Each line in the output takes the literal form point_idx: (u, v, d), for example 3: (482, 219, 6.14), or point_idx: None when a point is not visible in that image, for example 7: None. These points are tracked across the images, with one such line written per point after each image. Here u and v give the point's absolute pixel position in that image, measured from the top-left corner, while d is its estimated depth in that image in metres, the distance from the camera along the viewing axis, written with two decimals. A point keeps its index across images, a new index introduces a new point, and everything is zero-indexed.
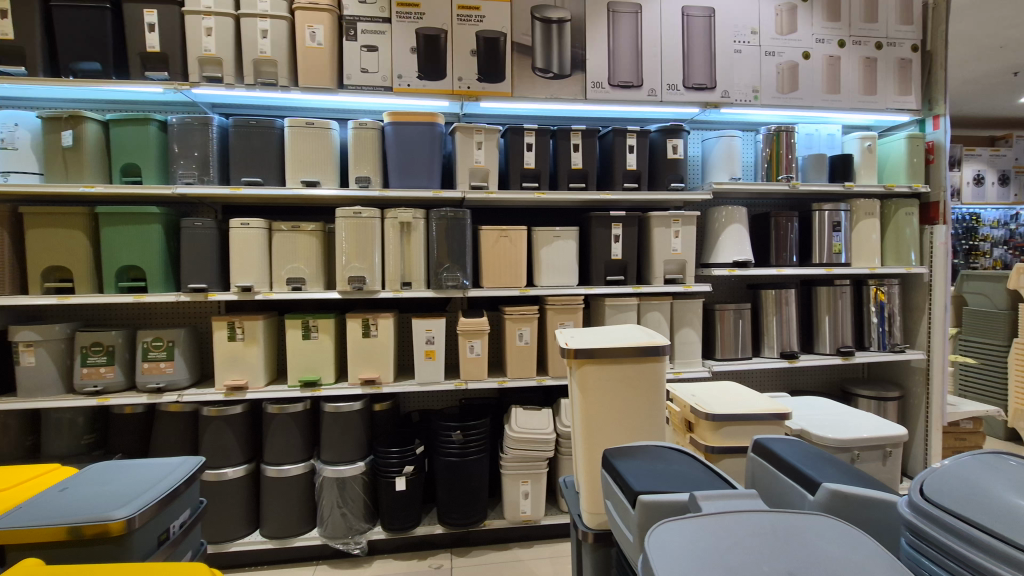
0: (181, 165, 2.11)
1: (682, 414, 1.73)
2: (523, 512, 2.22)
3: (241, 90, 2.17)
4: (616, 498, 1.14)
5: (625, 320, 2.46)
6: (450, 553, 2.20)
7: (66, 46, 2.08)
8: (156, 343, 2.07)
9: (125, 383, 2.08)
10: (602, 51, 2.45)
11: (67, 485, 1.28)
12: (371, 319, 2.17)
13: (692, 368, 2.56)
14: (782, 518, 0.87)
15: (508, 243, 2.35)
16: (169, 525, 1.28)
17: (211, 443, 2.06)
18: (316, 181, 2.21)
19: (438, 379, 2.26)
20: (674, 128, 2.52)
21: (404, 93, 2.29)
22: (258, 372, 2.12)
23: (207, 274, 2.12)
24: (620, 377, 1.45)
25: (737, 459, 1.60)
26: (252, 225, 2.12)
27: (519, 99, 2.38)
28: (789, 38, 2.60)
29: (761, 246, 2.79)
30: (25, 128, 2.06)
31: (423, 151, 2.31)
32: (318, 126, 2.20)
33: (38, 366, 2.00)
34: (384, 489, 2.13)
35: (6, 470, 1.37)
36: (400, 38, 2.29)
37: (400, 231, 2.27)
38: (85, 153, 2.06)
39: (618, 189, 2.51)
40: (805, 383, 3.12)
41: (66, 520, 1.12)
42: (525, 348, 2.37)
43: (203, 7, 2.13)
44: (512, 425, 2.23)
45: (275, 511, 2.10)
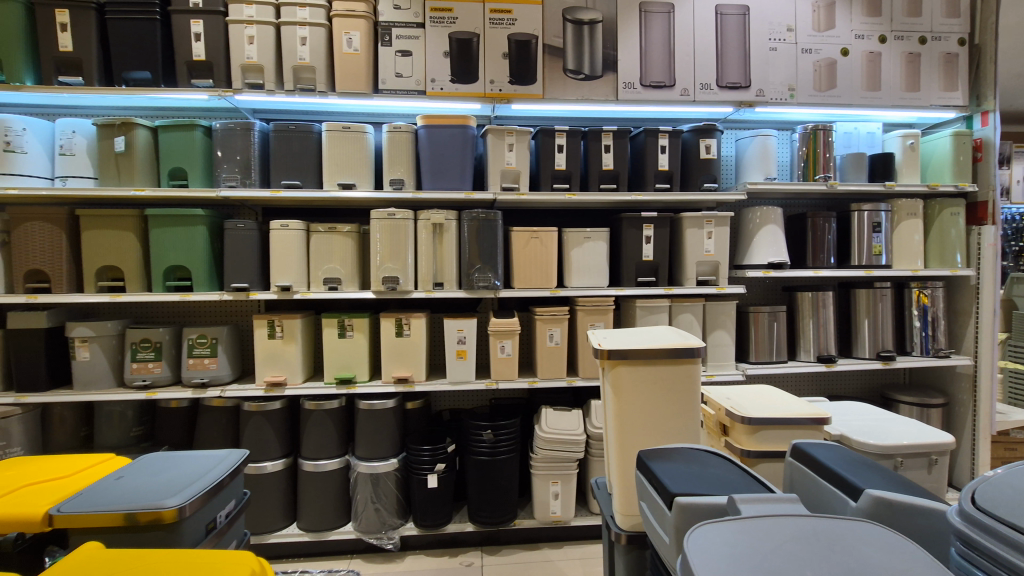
0: (224, 168, 2.19)
1: (717, 417, 1.71)
2: (553, 513, 2.23)
3: (281, 96, 2.24)
4: (652, 500, 1.14)
5: (656, 322, 2.44)
6: (480, 551, 2.22)
7: (119, 55, 2.18)
8: (200, 340, 2.15)
9: (171, 377, 2.17)
10: (634, 51, 2.44)
11: (123, 473, 1.34)
12: (404, 318, 2.21)
13: (725, 371, 2.52)
14: (824, 523, 0.85)
15: (539, 244, 2.37)
16: (216, 515, 1.33)
17: (252, 437, 2.13)
18: (352, 183, 2.27)
19: (469, 379, 2.28)
20: (707, 128, 2.49)
21: (438, 97, 2.33)
22: (296, 369, 2.18)
23: (248, 275, 2.19)
24: (654, 379, 1.44)
25: (775, 464, 1.58)
26: (291, 227, 2.19)
27: (550, 101, 2.39)
28: (827, 35, 2.54)
29: (797, 248, 2.73)
30: (82, 134, 2.16)
31: (456, 153, 2.34)
32: (354, 130, 2.26)
33: (92, 360, 2.11)
34: (417, 485, 2.17)
35: (63, 459, 1.44)
36: (433, 43, 2.33)
37: (433, 232, 2.31)
38: (136, 158, 2.16)
39: (650, 189, 2.50)
40: (843, 388, 3.03)
41: (122, 506, 1.17)
42: (555, 349, 2.37)
43: (245, 16, 2.21)
44: (542, 426, 2.24)
45: (311, 505, 2.16)
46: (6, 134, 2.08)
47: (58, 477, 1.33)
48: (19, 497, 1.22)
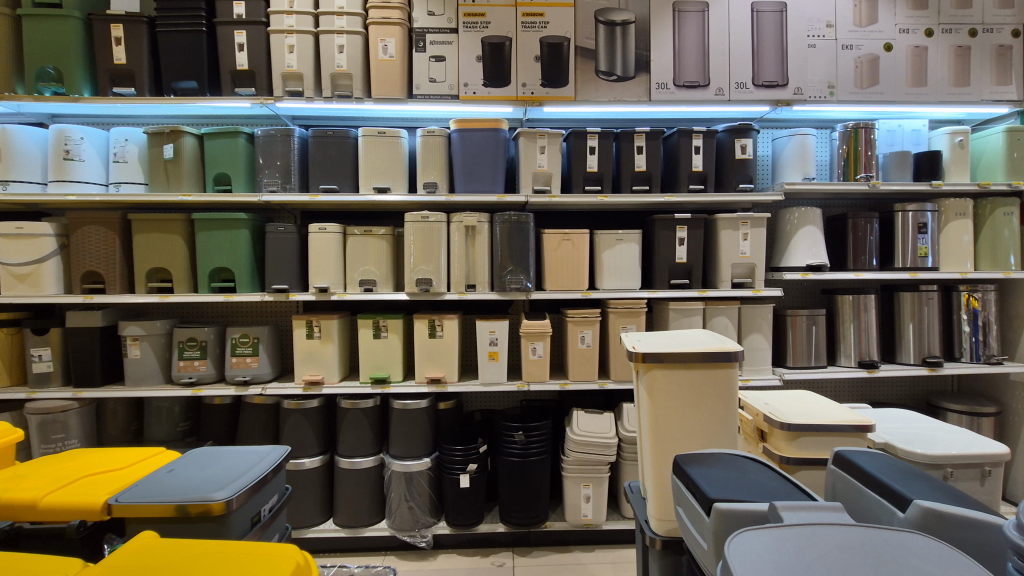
0: (266, 174, 2.27)
1: (754, 422, 1.68)
2: (584, 516, 2.22)
3: (320, 103, 2.30)
4: (689, 505, 1.13)
5: (689, 325, 2.41)
6: (511, 552, 2.22)
7: (169, 67, 2.29)
8: (243, 339, 2.22)
9: (216, 375, 2.26)
10: (667, 51, 2.42)
11: (174, 467, 1.41)
12: (437, 319, 2.25)
13: (761, 376, 2.46)
14: (870, 534, 0.83)
15: (571, 246, 2.37)
16: (260, 509, 1.38)
17: (291, 434, 2.20)
18: (386, 187, 2.31)
19: (501, 380, 2.30)
20: (742, 128, 2.45)
21: (470, 101, 2.36)
22: (333, 368, 2.24)
23: (288, 276, 2.26)
24: (690, 383, 1.42)
25: (815, 472, 1.54)
26: (329, 231, 2.25)
27: (582, 103, 2.39)
28: (869, 30, 2.46)
29: (836, 249, 2.66)
30: (134, 142, 2.26)
31: (488, 156, 2.36)
32: (389, 134, 2.30)
33: (142, 358, 2.21)
34: (449, 485, 2.20)
35: (118, 452, 1.51)
36: (466, 48, 2.36)
37: (465, 234, 2.33)
38: (183, 164, 2.25)
39: (684, 190, 2.47)
40: (885, 395, 2.93)
41: (174, 498, 1.23)
42: (587, 351, 2.37)
43: (286, 26, 2.28)
44: (574, 428, 2.23)
45: (347, 502, 2.21)
46: (65, 143, 2.20)
47: (115, 469, 1.40)
48: (80, 487, 1.29)
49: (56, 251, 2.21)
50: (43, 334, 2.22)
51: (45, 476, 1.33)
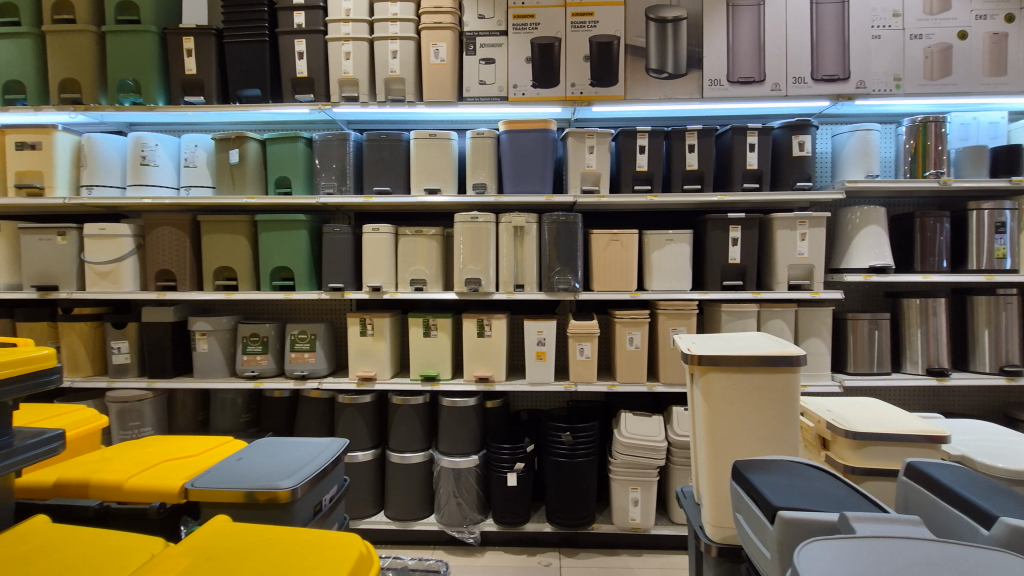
0: (324, 177, 2.36)
1: (816, 430, 1.62)
2: (632, 519, 2.19)
3: (374, 107, 2.37)
4: (750, 512, 1.10)
5: (743, 327, 2.34)
6: (558, 552, 2.23)
7: (235, 76, 2.41)
8: (301, 335, 2.32)
9: (276, 369, 2.37)
10: (721, 47, 2.36)
11: (242, 455, 1.48)
12: (485, 319, 2.27)
13: (820, 382, 2.37)
14: (952, 549, 0.79)
15: (619, 247, 2.34)
16: (321, 499, 1.44)
17: (345, 427, 2.27)
18: (437, 188, 2.36)
19: (548, 380, 2.30)
20: (800, 124, 2.36)
21: (520, 102, 2.37)
22: (384, 364, 2.30)
23: (343, 275, 2.35)
24: (748, 388, 1.38)
25: (883, 483, 1.47)
26: (382, 231, 2.32)
27: (632, 102, 2.36)
28: (941, 17, 2.32)
29: (901, 250, 2.52)
30: (203, 148, 2.39)
31: (537, 157, 2.37)
32: (440, 137, 2.35)
33: (209, 352, 2.33)
34: (497, 483, 2.22)
35: (190, 440, 1.60)
36: (516, 49, 2.37)
37: (514, 235, 2.35)
38: (248, 168, 2.36)
39: (738, 189, 2.40)
40: (955, 405, 2.76)
41: (243, 485, 1.29)
42: (635, 353, 2.34)
43: (343, 34, 2.36)
44: (621, 430, 2.21)
45: (398, 496, 2.27)
46: (142, 150, 2.34)
47: (189, 456, 1.48)
48: (159, 471, 1.38)
49: (133, 251, 2.36)
50: (122, 328, 2.38)
51: (128, 460, 1.43)
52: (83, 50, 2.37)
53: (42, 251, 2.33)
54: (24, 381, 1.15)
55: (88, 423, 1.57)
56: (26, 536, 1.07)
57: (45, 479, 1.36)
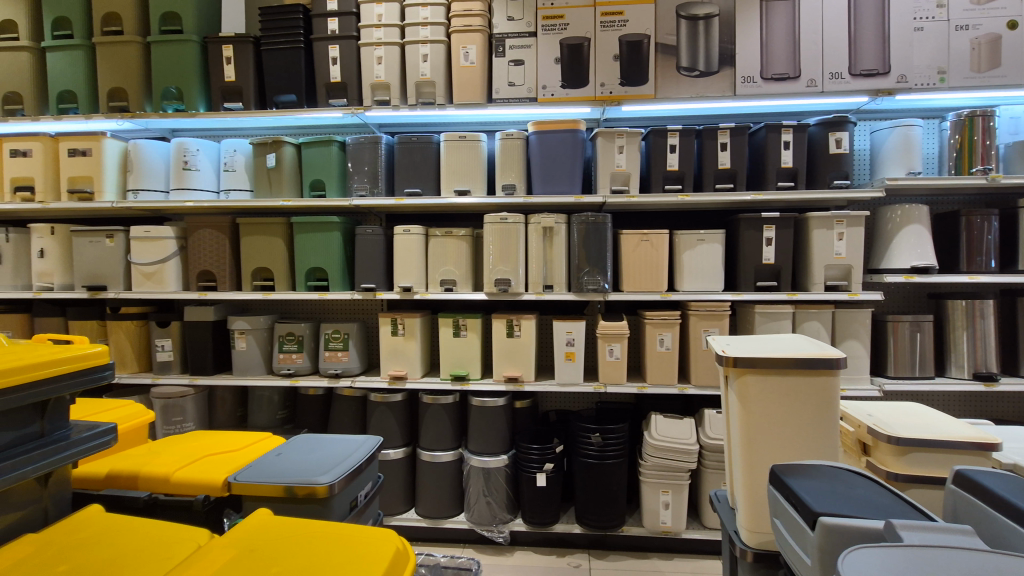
0: (357, 179, 2.40)
1: (857, 434, 1.57)
2: (663, 523, 2.17)
3: (405, 110, 2.41)
4: (789, 517, 1.07)
5: (778, 329, 2.29)
6: (587, 554, 2.22)
7: (272, 82, 2.48)
8: (335, 335, 2.37)
9: (311, 367, 2.43)
10: (754, 44, 2.31)
11: (281, 451, 1.52)
12: (514, 319, 2.28)
13: (858, 386, 2.30)
14: (1006, 562, 0.76)
15: (649, 247, 2.32)
16: (357, 495, 1.47)
17: (377, 425, 2.32)
18: (466, 190, 2.38)
19: (578, 381, 2.30)
20: (838, 121, 2.30)
21: (549, 103, 2.37)
22: (415, 363, 2.33)
23: (375, 276, 2.39)
24: (786, 391, 1.35)
25: (929, 491, 1.42)
26: (412, 232, 2.35)
27: (662, 101, 2.34)
28: (989, 7, 2.23)
29: (945, 250, 2.43)
30: (241, 152, 2.47)
31: (566, 157, 2.37)
32: (469, 139, 2.37)
33: (248, 350, 2.41)
34: (526, 483, 2.23)
35: (231, 435, 1.65)
36: (545, 50, 2.38)
37: (543, 235, 2.35)
38: (284, 171, 2.42)
39: (772, 188, 2.36)
40: (1003, 411, 2.64)
41: (283, 480, 1.33)
42: (666, 354, 2.31)
43: (375, 39, 2.40)
44: (652, 433, 2.19)
45: (429, 494, 2.29)
46: (184, 155, 2.43)
47: (230, 451, 1.53)
48: (203, 465, 1.42)
49: (176, 252, 2.45)
50: (166, 326, 2.47)
51: (173, 454, 1.48)
52: (130, 60, 2.47)
53: (91, 252, 2.44)
54: (78, 376, 1.21)
55: (135, 418, 1.63)
56: (81, 525, 1.12)
57: (98, 471, 1.42)
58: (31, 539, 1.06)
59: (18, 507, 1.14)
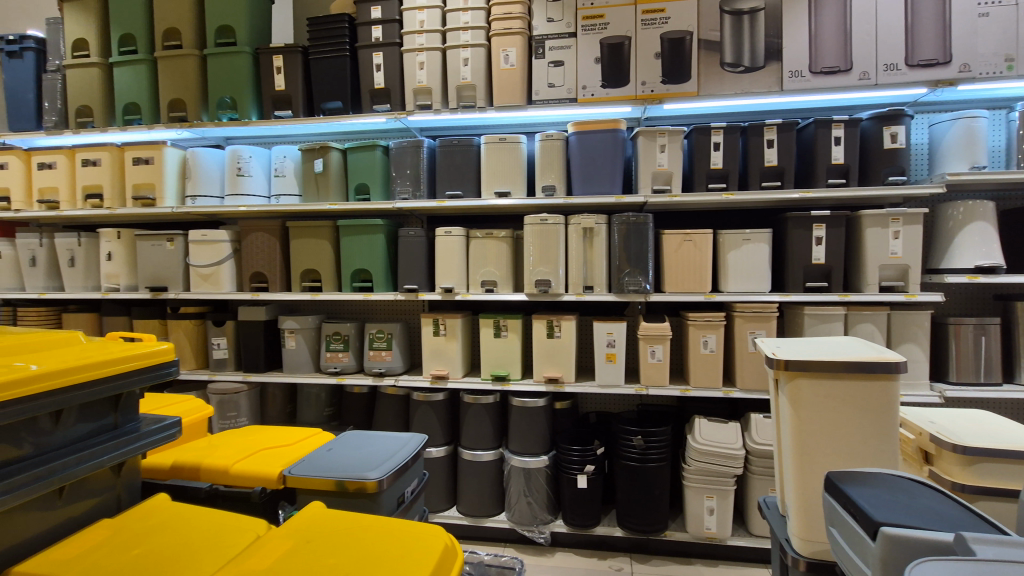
0: (399, 183, 2.46)
1: (918, 442, 1.50)
2: (707, 529, 2.13)
3: (446, 114, 2.45)
4: (844, 524, 1.02)
5: (829, 331, 2.21)
6: (629, 557, 2.20)
7: (319, 90, 2.56)
8: (379, 335, 2.43)
9: (356, 365, 2.49)
10: (803, 37, 2.24)
11: (331, 447, 1.57)
12: (555, 320, 2.28)
13: (916, 391, 2.19)
14: None
15: (692, 247, 2.28)
16: (404, 491, 1.50)
17: (420, 423, 2.36)
18: (506, 191, 2.40)
19: (619, 383, 2.27)
20: (893, 114, 2.20)
21: (589, 103, 2.37)
22: (456, 363, 2.36)
23: (417, 276, 2.44)
24: (841, 396, 1.30)
25: (999, 504, 1.34)
26: (453, 234, 2.39)
27: (706, 98, 2.29)
28: None
29: (1014, 248, 2.29)
30: (291, 158, 2.56)
31: (607, 157, 2.35)
32: (510, 141, 2.38)
33: (297, 348, 2.50)
34: (567, 484, 2.22)
35: (283, 431, 1.72)
36: (585, 50, 2.37)
37: (584, 236, 2.34)
38: (331, 176, 2.50)
39: (822, 186, 2.27)
40: None
41: (335, 475, 1.37)
42: (710, 357, 2.26)
43: (417, 45, 2.45)
44: (694, 436, 2.16)
45: (470, 492, 2.32)
46: (238, 162, 2.53)
47: (284, 445, 1.59)
48: (259, 459, 1.49)
49: (230, 255, 2.56)
50: (221, 325, 2.59)
51: (232, 447, 1.55)
52: (188, 72, 2.60)
53: (153, 255, 2.58)
54: (146, 372, 1.28)
55: (195, 412, 1.71)
56: (148, 513, 1.19)
57: (164, 462, 1.50)
58: (105, 525, 1.13)
59: (95, 494, 1.22)
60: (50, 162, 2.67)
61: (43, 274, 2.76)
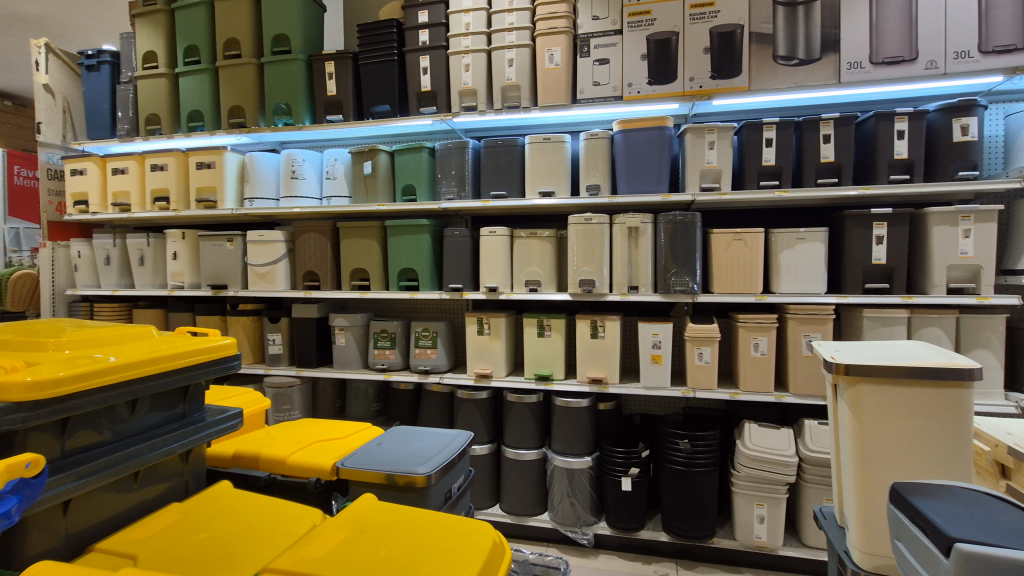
0: (445, 183, 2.49)
1: (993, 454, 1.41)
2: (757, 537, 2.06)
3: (491, 115, 2.47)
4: (911, 537, 0.97)
5: (890, 335, 2.11)
6: (674, 563, 2.16)
7: (369, 94, 2.64)
8: (424, 333, 2.48)
9: (402, 363, 2.55)
10: (862, 26, 2.14)
11: (382, 441, 1.62)
12: (599, 320, 2.26)
13: (989, 401, 2.06)
14: None
15: (743, 247, 2.21)
16: (451, 487, 1.53)
17: (464, 420, 2.39)
18: (551, 191, 2.39)
19: (664, 386, 2.23)
20: (963, 105, 2.06)
21: (635, 101, 2.33)
22: (500, 362, 2.38)
23: (462, 276, 2.47)
24: (904, 403, 1.24)
25: None
26: (498, 234, 2.41)
27: (757, 93, 2.22)
28: None
29: None
30: (341, 161, 2.64)
31: (653, 155, 2.31)
32: (554, 140, 2.38)
33: (347, 345, 2.58)
34: (611, 486, 2.20)
35: (336, 424, 1.77)
36: (631, 47, 2.34)
37: (629, 235, 2.31)
38: (379, 178, 2.57)
39: (883, 182, 2.16)
40: None
41: (385, 468, 1.40)
42: (761, 360, 2.19)
43: (463, 46, 2.48)
44: (745, 442, 2.09)
45: (513, 490, 2.34)
46: (292, 165, 2.64)
47: (336, 439, 1.65)
48: (313, 451, 1.54)
49: (285, 254, 2.67)
50: (276, 322, 2.71)
51: (288, 439, 1.61)
52: (247, 79, 2.73)
53: (214, 254, 2.72)
54: (211, 365, 1.35)
55: (254, 404, 1.79)
56: (213, 499, 1.25)
57: (226, 451, 1.58)
58: (174, 509, 1.20)
59: (165, 479, 1.29)
60: (122, 167, 2.86)
61: (116, 272, 2.96)
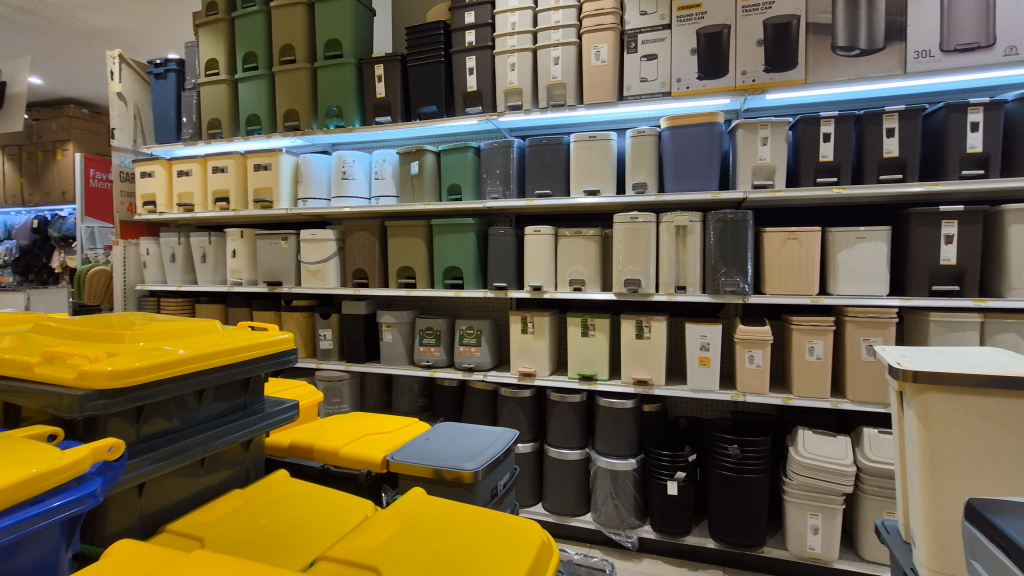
0: (490, 183, 2.51)
1: None
2: (811, 548, 1.99)
3: (536, 113, 2.47)
4: (989, 557, 0.91)
5: (960, 340, 1.98)
6: (722, 571, 2.10)
7: (416, 95, 2.69)
8: (469, 331, 2.50)
9: (446, 359, 2.59)
10: (931, 13, 2.02)
11: (429, 436, 1.64)
12: (644, 320, 2.23)
13: None
14: None
15: (797, 246, 2.13)
16: (497, 484, 1.53)
17: (507, 418, 2.40)
18: (596, 189, 2.37)
19: (712, 389, 2.18)
20: None
21: (684, 96, 2.28)
22: (544, 361, 2.39)
23: (507, 275, 2.49)
24: (980, 413, 1.16)
25: None
26: (542, 233, 2.40)
27: (814, 86, 2.13)
28: None
29: None
30: (389, 162, 2.70)
31: (702, 151, 2.25)
32: (600, 138, 2.36)
33: (393, 342, 2.64)
34: (656, 490, 2.17)
35: (385, 419, 1.82)
36: (680, 42, 2.29)
37: (676, 234, 2.26)
38: (425, 178, 2.61)
39: (954, 178, 2.03)
40: None
41: (434, 463, 1.43)
42: (816, 364, 2.11)
43: (509, 46, 2.49)
44: (798, 449, 2.02)
45: (557, 490, 2.34)
46: (343, 166, 2.72)
47: (386, 433, 1.69)
48: (364, 444, 1.59)
49: (335, 252, 2.76)
50: (327, 318, 2.80)
51: (340, 432, 1.67)
52: (300, 84, 2.83)
53: (270, 253, 2.84)
54: (270, 358, 1.40)
55: (308, 397, 1.86)
56: (272, 487, 1.31)
57: (283, 441, 1.65)
58: (237, 495, 1.26)
59: (228, 466, 1.36)
60: (186, 169, 3.02)
61: (180, 268, 3.14)
